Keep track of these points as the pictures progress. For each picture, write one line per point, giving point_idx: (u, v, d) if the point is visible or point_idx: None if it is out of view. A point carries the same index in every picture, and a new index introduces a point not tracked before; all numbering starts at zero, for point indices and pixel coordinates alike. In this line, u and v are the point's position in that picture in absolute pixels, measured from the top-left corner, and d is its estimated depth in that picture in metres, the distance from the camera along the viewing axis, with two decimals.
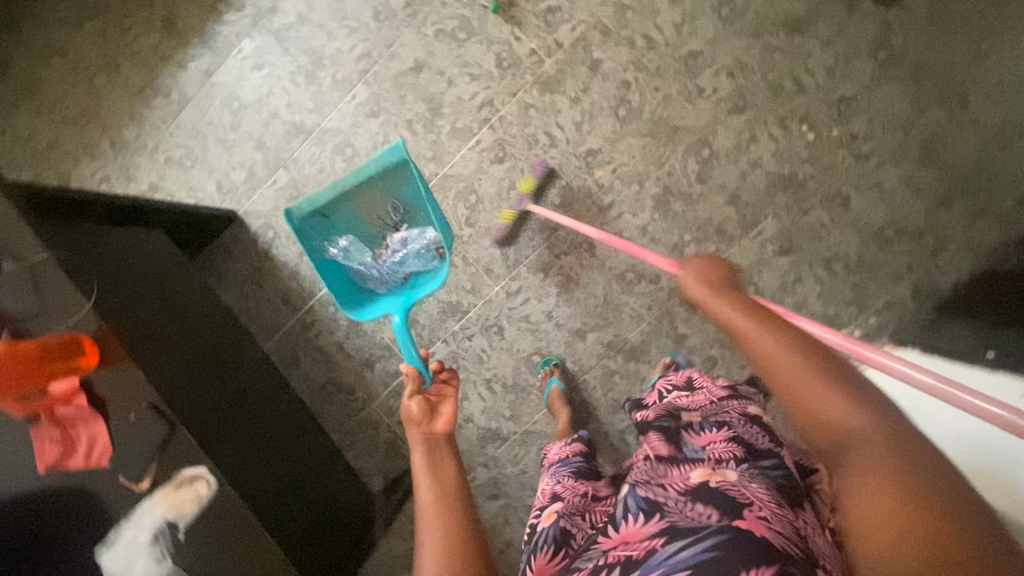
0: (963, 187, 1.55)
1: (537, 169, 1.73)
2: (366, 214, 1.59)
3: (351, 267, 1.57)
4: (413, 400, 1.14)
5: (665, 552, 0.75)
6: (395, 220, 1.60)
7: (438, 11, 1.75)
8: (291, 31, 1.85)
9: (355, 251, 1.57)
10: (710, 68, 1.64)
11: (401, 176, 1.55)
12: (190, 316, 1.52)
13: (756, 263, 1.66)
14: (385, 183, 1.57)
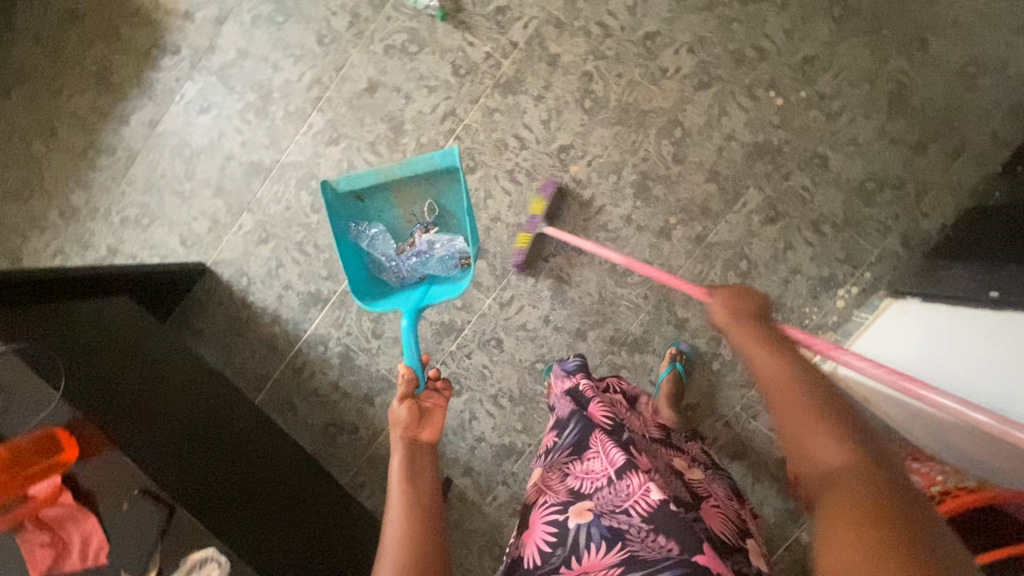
0: (936, 130, 1.55)
1: (548, 190, 1.66)
2: (401, 207, 1.50)
3: (371, 255, 1.46)
4: (402, 404, 1.06)
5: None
6: (426, 221, 1.49)
7: (384, 26, 1.69)
8: (234, 68, 1.76)
9: (379, 240, 1.47)
10: (670, 47, 1.61)
11: (445, 179, 1.46)
12: (175, 380, 1.44)
13: (745, 235, 1.64)
14: (426, 184, 1.48)
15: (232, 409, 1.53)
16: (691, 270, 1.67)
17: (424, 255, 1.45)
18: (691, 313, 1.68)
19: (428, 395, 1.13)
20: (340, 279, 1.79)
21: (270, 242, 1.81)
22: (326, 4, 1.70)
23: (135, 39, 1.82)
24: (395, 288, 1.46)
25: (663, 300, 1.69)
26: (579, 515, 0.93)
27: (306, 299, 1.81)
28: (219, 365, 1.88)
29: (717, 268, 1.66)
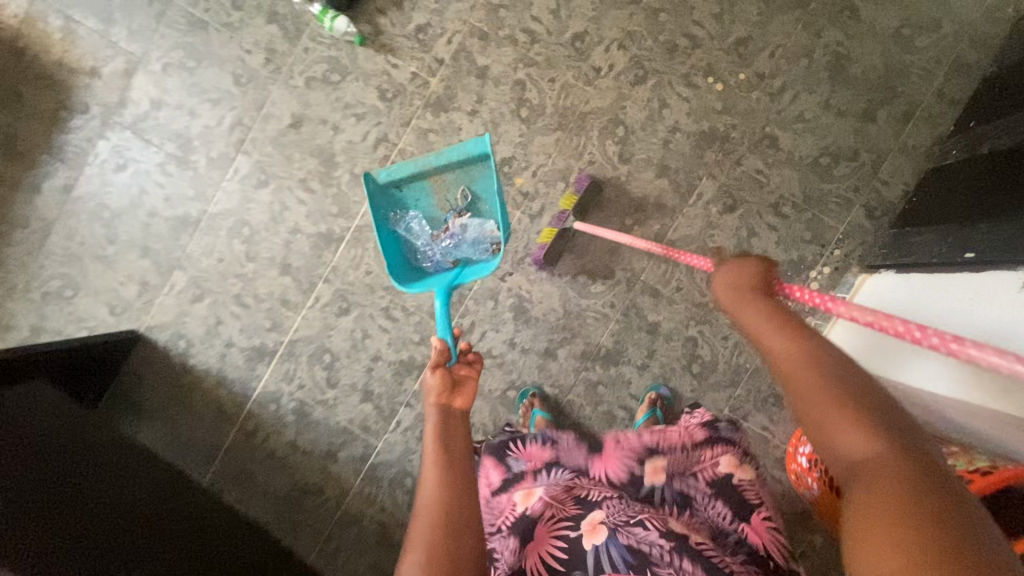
0: (880, 97, 1.52)
1: (581, 183, 1.56)
2: (437, 196, 1.45)
3: (408, 240, 1.41)
4: (435, 375, 1.02)
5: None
6: (459, 207, 1.43)
7: (302, 58, 1.60)
8: (148, 120, 1.66)
9: (416, 225, 1.42)
10: (600, 45, 1.55)
11: (478, 170, 1.42)
12: (119, 466, 1.36)
13: (705, 228, 1.56)
14: (461, 173, 1.43)
15: (190, 489, 1.46)
16: (655, 270, 1.59)
17: (459, 237, 1.41)
18: (662, 316, 1.59)
19: (459, 367, 1.06)
20: (285, 328, 1.66)
21: (207, 298, 1.68)
22: (238, 42, 1.62)
23: (35, 102, 1.68)
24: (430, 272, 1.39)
25: (631, 306, 1.59)
26: (591, 534, 0.89)
27: (251, 354, 1.68)
28: (164, 439, 1.71)
29: (682, 266, 1.58)
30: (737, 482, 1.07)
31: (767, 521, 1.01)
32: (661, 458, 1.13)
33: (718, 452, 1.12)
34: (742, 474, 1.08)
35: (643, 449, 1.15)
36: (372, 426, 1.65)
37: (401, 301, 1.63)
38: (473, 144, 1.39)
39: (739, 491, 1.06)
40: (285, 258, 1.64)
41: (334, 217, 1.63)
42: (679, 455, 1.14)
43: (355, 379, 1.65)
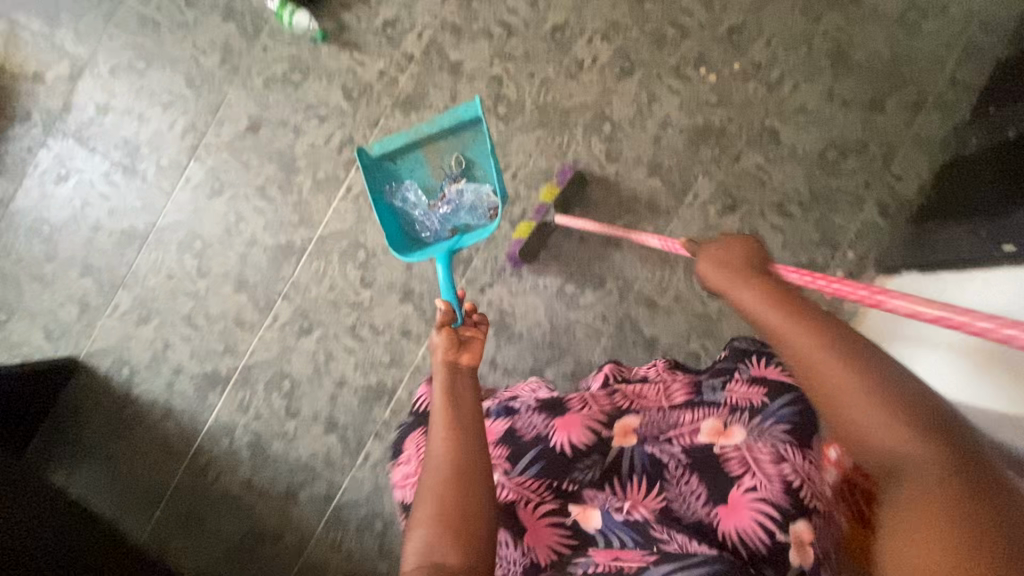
0: (887, 86, 1.40)
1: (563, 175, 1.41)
2: (433, 163, 1.28)
3: (406, 213, 1.26)
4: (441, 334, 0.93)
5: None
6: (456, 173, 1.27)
7: (261, 57, 1.48)
8: (93, 127, 1.52)
9: (413, 196, 1.26)
10: (582, 37, 1.44)
11: (466, 136, 1.26)
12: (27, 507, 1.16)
13: (704, 230, 1.42)
14: (455, 138, 1.26)
15: (123, 548, 1.27)
16: (651, 279, 1.43)
17: (458, 210, 1.26)
18: (660, 329, 1.42)
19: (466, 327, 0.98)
20: (240, 352, 1.49)
21: (153, 320, 1.51)
22: (192, 42, 1.50)
23: None
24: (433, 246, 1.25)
25: (625, 319, 1.43)
26: (585, 518, 0.79)
27: (201, 382, 1.50)
28: (103, 479, 1.52)
29: (680, 273, 1.42)
30: (720, 450, 0.82)
31: (753, 494, 0.75)
32: (634, 418, 0.92)
33: (701, 414, 0.89)
34: (728, 442, 0.82)
35: (608, 410, 0.94)
36: (337, 461, 1.46)
37: (369, 319, 1.47)
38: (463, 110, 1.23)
39: (719, 460, 0.81)
40: (240, 273, 1.49)
41: (295, 227, 1.48)
42: (656, 416, 0.93)
43: (318, 408, 1.47)
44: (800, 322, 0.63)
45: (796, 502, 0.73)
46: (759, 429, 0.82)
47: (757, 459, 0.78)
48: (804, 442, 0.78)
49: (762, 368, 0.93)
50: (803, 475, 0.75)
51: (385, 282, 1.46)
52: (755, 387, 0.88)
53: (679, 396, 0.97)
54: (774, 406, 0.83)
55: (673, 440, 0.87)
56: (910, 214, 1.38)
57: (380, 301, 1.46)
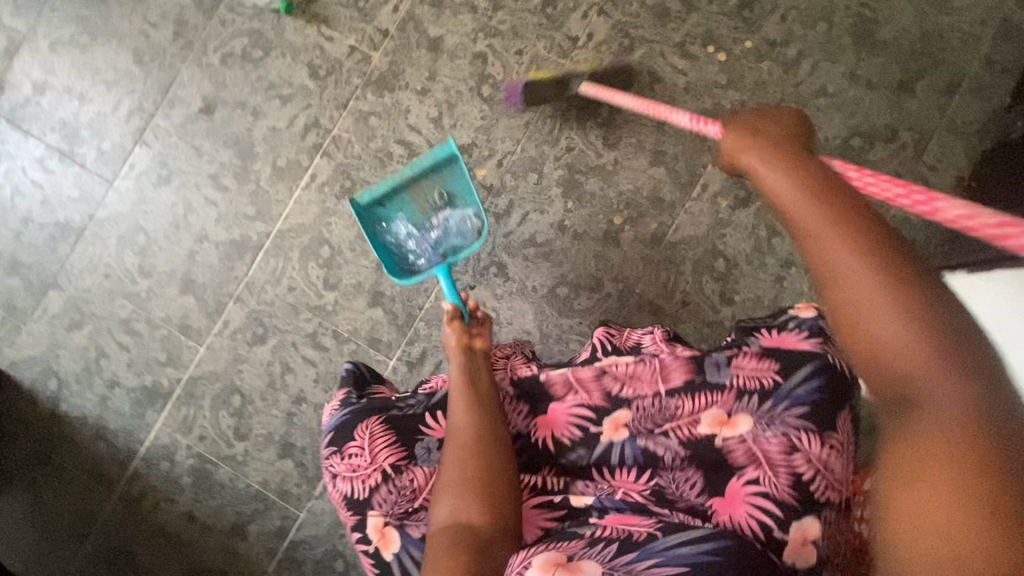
0: (918, 66, 1.24)
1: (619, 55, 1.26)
2: (417, 195, 1.17)
3: (399, 248, 1.16)
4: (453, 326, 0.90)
5: (664, 545, 0.59)
6: (439, 204, 1.16)
7: (218, 32, 1.32)
8: (28, 107, 1.34)
9: (404, 231, 1.16)
10: (576, 11, 1.28)
11: (444, 168, 1.16)
12: None
13: (714, 226, 1.25)
14: (438, 169, 1.16)
15: None
16: (653, 281, 1.25)
17: (447, 240, 1.15)
18: None
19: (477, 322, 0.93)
20: (184, 363, 1.30)
21: (86, 325, 1.32)
22: (141, 14, 1.33)
23: None
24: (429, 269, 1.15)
25: (625, 326, 1.25)
26: (577, 498, 0.74)
27: (139, 397, 1.30)
28: (20, 510, 1.30)
29: (687, 274, 1.25)
30: (723, 443, 0.73)
31: (755, 487, 0.69)
32: (626, 412, 0.78)
33: (703, 400, 0.76)
34: (732, 433, 0.73)
35: (597, 402, 0.79)
36: (292, 490, 1.27)
37: (332, 325, 1.28)
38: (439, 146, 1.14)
39: (723, 453, 0.72)
40: (188, 273, 1.31)
41: (251, 220, 1.30)
42: (651, 405, 0.77)
43: (271, 428, 1.28)
44: (841, 222, 0.48)
45: (803, 496, 0.69)
46: (770, 414, 0.72)
47: (766, 451, 0.71)
48: (822, 430, 0.70)
49: (774, 337, 0.78)
50: (816, 465, 0.69)
51: (352, 283, 1.29)
52: (766, 364, 0.75)
53: (679, 374, 0.78)
54: (791, 387, 0.72)
55: (670, 432, 0.76)
56: None
57: (345, 305, 1.28)
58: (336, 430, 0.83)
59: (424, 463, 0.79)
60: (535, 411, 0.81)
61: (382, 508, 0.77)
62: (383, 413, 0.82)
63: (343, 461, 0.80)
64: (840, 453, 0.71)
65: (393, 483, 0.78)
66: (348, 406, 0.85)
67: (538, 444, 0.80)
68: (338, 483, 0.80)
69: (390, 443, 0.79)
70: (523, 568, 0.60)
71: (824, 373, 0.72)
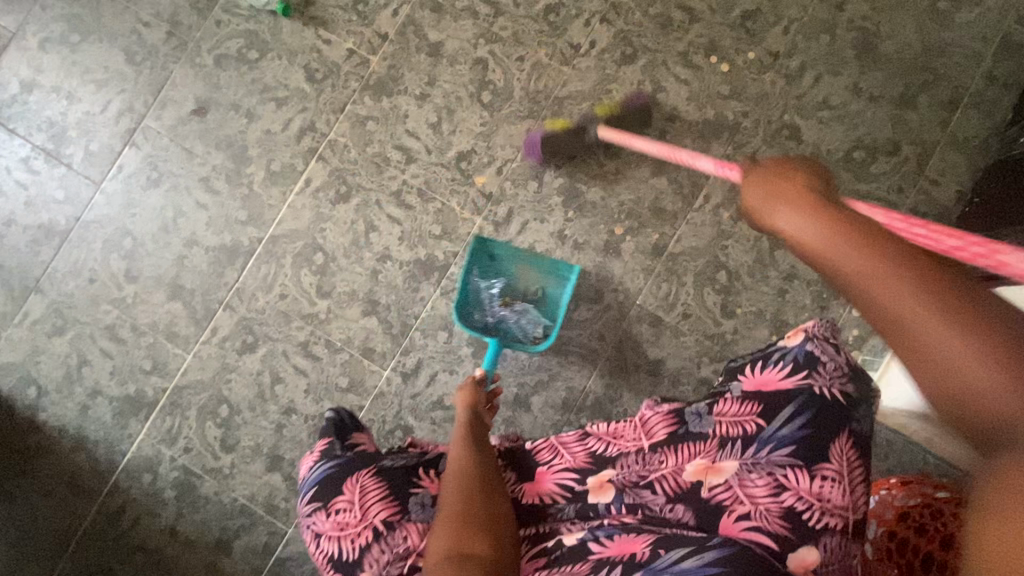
0: (920, 80, 1.23)
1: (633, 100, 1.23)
2: (524, 274, 1.23)
3: (476, 293, 1.22)
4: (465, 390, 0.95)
5: (668, 559, 0.58)
6: (529, 295, 1.22)
7: (212, 32, 1.29)
8: (14, 106, 1.30)
9: (492, 285, 1.23)
10: (579, 19, 1.27)
11: (552, 280, 1.22)
12: None
13: (716, 238, 1.23)
14: (548, 275, 1.22)
15: None
16: (654, 292, 1.23)
17: (509, 325, 1.21)
18: (666, 352, 1.22)
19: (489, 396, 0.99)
20: (170, 371, 1.26)
21: (69, 331, 1.27)
22: (134, 13, 1.30)
23: None
24: (484, 329, 1.21)
25: (625, 339, 1.23)
26: (570, 536, 0.68)
27: (122, 407, 1.26)
28: None
29: (688, 286, 1.23)
30: (709, 493, 0.68)
31: (747, 522, 0.65)
32: (612, 468, 0.74)
33: (685, 454, 0.72)
34: (718, 480, 0.68)
35: (581, 459, 0.76)
36: (280, 505, 1.22)
37: (324, 333, 1.25)
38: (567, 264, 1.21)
39: (711, 503, 0.67)
40: (176, 278, 1.27)
41: (243, 225, 1.27)
42: (633, 461, 0.74)
43: (260, 439, 1.23)
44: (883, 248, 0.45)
45: (799, 527, 0.64)
46: (754, 460, 0.68)
47: (753, 494, 0.66)
48: (811, 465, 0.66)
49: (755, 377, 0.74)
50: (808, 500, 0.64)
51: (346, 291, 1.25)
52: (748, 407, 0.71)
53: (660, 431, 0.75)
54: (775, 429, 0.68)
55: (655, 486, 0.70)
56: (949, 225, 1.21)
57: (338, 313, 1.25)
58: (320, 485, 0.78)
59: (420, 517, 0.75)
60: (524, 475, 0.78)
61: (375, 568, 0.73)
62: (374, 466, 0.78)
63: (331, 518, 0.75)
64: (837, 483, 0.65)
65: (385, 542, 0.73)
66: (332, 459, 0.79)
67: (528, 504, 0.75)
68: (325, 542, 0.75)
69: (382, 497, 0.75)
70: None
71: (809, 410, 0.68)
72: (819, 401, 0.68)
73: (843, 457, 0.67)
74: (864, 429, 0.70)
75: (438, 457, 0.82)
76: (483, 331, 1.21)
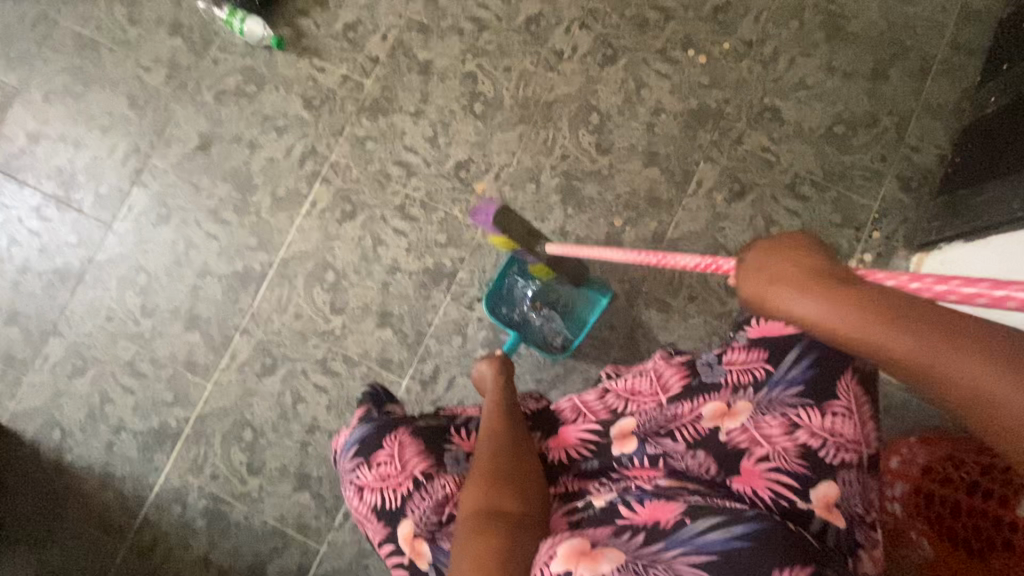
0: (889, 54, 1.29)
1: (679, 119, 1.30)
2: (559, 282, 1.27)
3: (510, 288, 1.26)
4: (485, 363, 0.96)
5: (695, 529, 0.55)
6: (559, 302, 1.26)
7: (211, 71, 1.35)
8: (24, 158, 1.34)
9: (526, 285, 1.26)
10: (560, 27, 1.33)
11: (584, 297, 1.25)
12: None
13: (712, 220, 1.27)
14: (580, 290, 1.25)
15: None
16: (658, 280, 1.27)
17: (534, 326, 1.26)
18: (677, 335, 1.25)
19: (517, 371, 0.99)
20: (192, 401, 1.27)
21: (90, 370, 1.29)
22: (134, 60, 1.35)
23: None
24: (511, 324, 1.26)
25: (635, 326, 1.26)
26: (599, 498, 0.66)
27: (147, 440, 1.27)
28: (26, 569, 1.25)
29: (691, 268, 1.26)
30: (727, 437, 0.69)
31: (768, 464, 0.66)
32: (631, 419, 0.76)
33: (700, 400, 0.74)
34: (734, 424, 0.70)
35: (603, 416, 0.79)
36: (311, 524, 1.23)
37: (342, 348, 1.27)
38: (602, 284, 1.23)
39: (728, 447, 0.68)
40: (191, 308, 1.30)
41: (253, 251, 1.30)
42: (652, 412, 0.76)
43: (285, 460, 1.24)
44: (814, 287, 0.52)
45: (817, 464, 0.65)
46: (767, 400, 0.70)
47: (769, 435, 0.67)
48: (821, 402, 0.68)
49: (759, 325, 0.75)
50: (821, 437, 0.66)
51: (359, 305, 1.28)
52: (755, 354, 0.73)
53: (675, 382, 0.77)
54: (782, 372, 0.70)
55: (675, 434, 0.72)
56: (934, 186, 1.25)
57: (353, 327, 1.28)
58: (360, 444, 0.79)
59: (455, 471, 0.76)
60: (548, 432, 0.82)
61: (413, 516, 0.74)
62: (411, 424, 0.79)
63: (372, 471, 0.77)
64: (848, 418, 0.67)
65: (423, 490, 0.74)
66: (370, 422, 0.81)
67: (554, 461, 0.78)
68: (367, 495, 0.77)
69: (419, 451, 0.76)
70: (546, 559, 0.56)
71: (814, 351, 0.70)
72: (822, 342, 0.70)
73: (850, 393, 0.68)
74: (872, 369, 0.71)
75: (468, 418, 0.84)
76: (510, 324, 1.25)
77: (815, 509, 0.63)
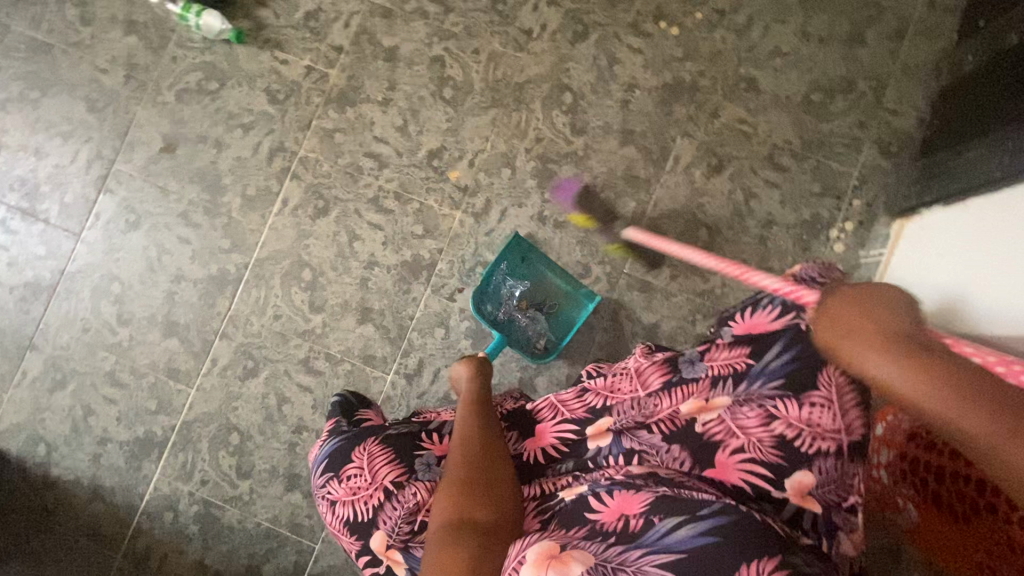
0: (864, 16, 1.26)
1: (653, 95, 1.27)
2: (547, 283, 1.26)
3: (497, 285, 1.25)
4: (462, 363, 0.94)
5: (663, 529, 0.54)
6: (546, 303, 1.26)
7: (171, 69, 1.30)
8: None
9: (513, 283, 1.26)
10: (527, 4, 1.29)
11: (572, 300, 1.26)
12: None
13: (691, 198, 1.26)
14: (568, 293, 1.26)
15: None
16: (638, 261, 1.25)
17: (518, 327, 1.26)
18: (660, 315, 1.24)
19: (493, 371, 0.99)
20: (176, 409, 1.26)
21: (70, 383, 1.27)
22: (90, 62, 1.31)
23: None
24: (496, 323, 1.25)
25: (618, 308, 1.25)
26: (571, 491, 0.66)
27: (134, 450, 1.26)
28: None
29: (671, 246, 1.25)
30: (703, 427, 0.69)
31: (743, 455, 0.66)
32: (608, 417, 0.75)
33: (680, 395, 0.73)
34: (711, 415, 0.69)
35: (580, 414, 0.78)
36: (304, 522, 1.23)
37: (324, 347, 1.26)
38: (590, 291, 1.25)
39: (704, 437, 0.68)
40: (168, 315, 1.28)
41: (227, 253, 1.28)
42: (630, 410, 0.75)
43: (274, 461, 1.24)
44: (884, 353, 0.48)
45: (792, 454, 0.65)
46: (746, 394, 0.69)
47: (744, 426, 0.67)
48: (800, 394, 0.66)
49: (744, 321, 0.74)
50: (798, 427, 0.65)
51: (339, 302, 1.26)
52: (738, 349, 0.72)
53: (655, 379, 0.76)
54: (764, 364, 0.69)
55: (652, 427, 0.72)
56: (914, 149, 1.24)
57: (334, 325, 1.26)
58: (330, 458, 0.79)
59: (426, 477, 0.76)
60: (524, 432, 0.81)
61: (385, 527, 0.73)
62: (380, 434, 0.79)
63: (343, 484, 0.77)
64: (827, 408, 0.65)
65: (394, 500, 0.74)
66: (339, 434, 0.81)
67: (530, 459, 0.78)
68: (339, 509, 0.77)
69: (388, 460, 0.76)
70: (518, 564, 0.56)
71: (798, 344, 0.68)
72: (807, 334, 0.69)
73: (833, 384, 0.66)
74: None
75: (442, 422, 0.82)
76: (496, 323, 1.25)
77: (789, 498, 0.63)
